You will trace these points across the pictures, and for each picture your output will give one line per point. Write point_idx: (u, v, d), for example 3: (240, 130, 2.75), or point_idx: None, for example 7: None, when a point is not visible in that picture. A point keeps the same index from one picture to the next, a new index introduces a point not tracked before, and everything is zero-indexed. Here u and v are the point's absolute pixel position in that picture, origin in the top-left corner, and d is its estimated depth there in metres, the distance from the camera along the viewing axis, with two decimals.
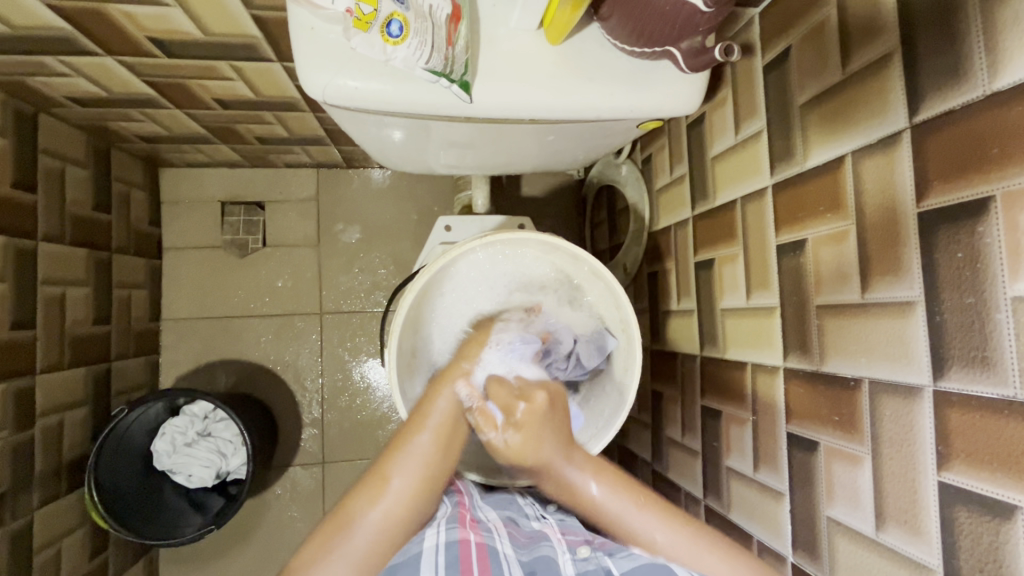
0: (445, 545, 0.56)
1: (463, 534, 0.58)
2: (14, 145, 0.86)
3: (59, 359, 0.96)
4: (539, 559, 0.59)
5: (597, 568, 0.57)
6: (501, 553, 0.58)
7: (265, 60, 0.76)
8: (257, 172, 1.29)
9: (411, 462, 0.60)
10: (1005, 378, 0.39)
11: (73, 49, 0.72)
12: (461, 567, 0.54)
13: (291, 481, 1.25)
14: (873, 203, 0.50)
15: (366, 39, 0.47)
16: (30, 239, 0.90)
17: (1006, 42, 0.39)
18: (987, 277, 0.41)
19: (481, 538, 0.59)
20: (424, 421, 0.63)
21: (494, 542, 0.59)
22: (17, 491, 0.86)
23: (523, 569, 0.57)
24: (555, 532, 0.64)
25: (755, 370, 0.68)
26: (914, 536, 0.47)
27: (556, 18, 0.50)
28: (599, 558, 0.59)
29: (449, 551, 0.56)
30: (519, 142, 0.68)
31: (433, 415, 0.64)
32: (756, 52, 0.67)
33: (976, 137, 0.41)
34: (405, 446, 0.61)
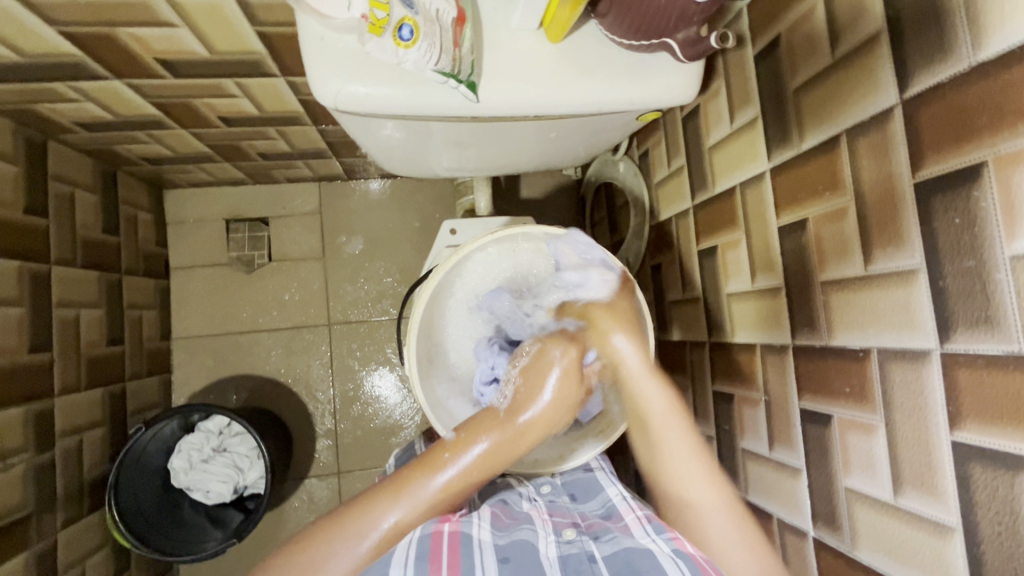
0: (418, 539, 0.55)
1: (436, 526, 0.57)
2: (24, 172, 0.88)
3: (76, 381, 0.97)
4: (517, 543, 0.59)
5: (580, 551, 0.59)
6: (475, 540, 0.57)
7: (269, 75, 0.78)
8: (260, 189, 1.31)
9: (425, 495, 0.58)
10: (1008, 334, 0.41)
11: (83, 74, 0.74)
12: (432, 562, 0.53)
13: (307, 492, 1.26)
14: (869, 178, 0.52)
15: (379, 44, 0.48)
16: (44, 263, 0.91)
17: (986, 15, 0.42)
18: (985, 239, 0.42)
19: (456, 527, 0.57)
20: (446, 461, 0.60)
21: (471, 529, 0.58)
22: (41, 512, 0.87)
23: (497, 555, 0.56)
24: (540, 515, 0.65)
25: (764, 350, 0.70)
26: (932, 497, 0.48)
27: (556, 17, 0.52)
28: (583, 542, 0.61)
29: (422, 544, 0.55)
30: (521, 140, 0.70)
31: (456, 462, 0.60)
32: (747, 43, 0.69)
33: (963, 106, 0.43)
34: (421, 481, 0.59)
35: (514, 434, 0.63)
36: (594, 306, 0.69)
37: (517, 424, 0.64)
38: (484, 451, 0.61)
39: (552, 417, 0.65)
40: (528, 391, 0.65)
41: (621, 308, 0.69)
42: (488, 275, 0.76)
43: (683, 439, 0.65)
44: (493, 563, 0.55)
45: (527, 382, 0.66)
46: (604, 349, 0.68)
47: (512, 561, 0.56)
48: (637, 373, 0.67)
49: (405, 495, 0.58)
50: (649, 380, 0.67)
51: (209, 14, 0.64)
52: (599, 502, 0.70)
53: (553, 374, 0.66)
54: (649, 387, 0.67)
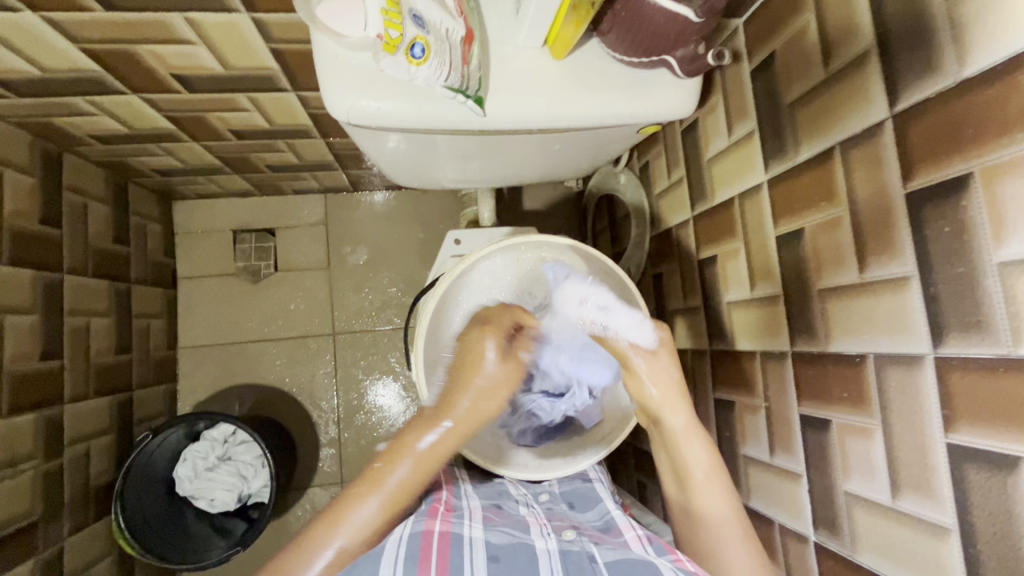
0: (408, 537, 0.57)
1: (428, 525, 0.59)
2: (40, 183, 0.90)
3: (85, 388, 0.99)
4: (509, 545, 0.59)
5: (580, 549, 0.59)
6: (465, 539, 0.59)
7: (281, 89, 0.81)
8: (267, 200, 1.33)
9: (364, 517, 0.59)
10: (998, 338, 0.42)
11: (101, 89, 0.77)
12: (422, 556, 0.55)
13: (310, 501, 1.26)
14: (863, 188, 0.54)
15: (393, 62, 0.50)
16: (57, 272, 0.93)
17: (969, 33, 0.44)
18: (973, 246, 0.44)
19: (447, 528, 0.60)
20: (382, 476, 0.61)
21: (461, 530, 0.60)
22: (49, 518, 0.88)
23: (488, 554, 0.57)
24: (536, 520, 0.67)
25: (764, 357, 0.71)
26: (929, 499, 0.49)
27: (560, 35, 0.54)
28: (583, 542, 0.61)
29: (412, 542, 0.57)
30: (525, 152, 0.72)
31: (390, 474, 0.61)
32: (743, 59, 0.72)
33: (950, 120, 0.45)
34: (358, 500, 0.60)
35: (447, 432, 0.64)
36: (635, 354, 0.69)
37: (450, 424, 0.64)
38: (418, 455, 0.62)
39: (484, 408, 0.65)
40: (462, 390, 0.65)
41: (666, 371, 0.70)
42: (494, 284, 0.78)
43: (725, 495, 0.66)
44: (481, 562, 0.56)
45: (457, 372, 0.66)
46: (646, 401, 0.70)
47: (502, 560, 0.57)
48: (682, 430, 0.68)
49: (344, 522, 0.58)
50: (692, 438, 0.68)
51: (225, 32, 0.66)
52: (598, 512, 0.71)
53: (485, 367, 0.66)
54: (692, 446, 0.68)
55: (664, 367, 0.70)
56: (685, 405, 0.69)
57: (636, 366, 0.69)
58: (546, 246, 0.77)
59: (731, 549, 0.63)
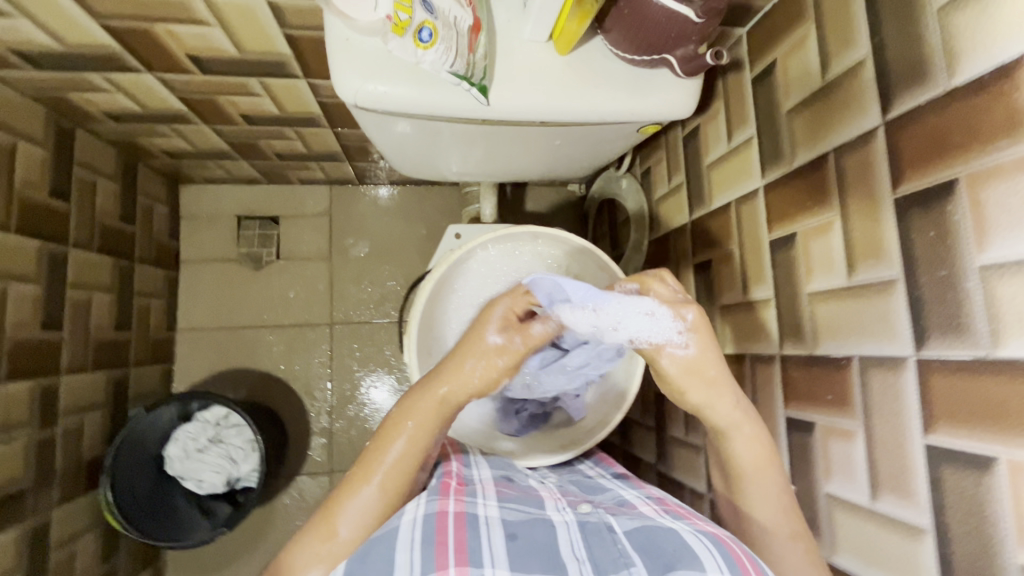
0: (423, 518, 0.52)
1: (441, 506, 0.54)
2: (52, 157, 0.92)
3: (82, 361, 1.00)
4: (526, 522, 0.54)
5: (598, 522, 0.55)
6: (480, 518, 0.53)
7: (292, 76, 0.83)
8: (273, 188, 1.35)
9: (358, 506, 0.57)
10: (976, 339, 0.43)
11: (117, 66, 0.79)
12: (439, 539, 0.50)
13: (298, 489, 1.26)
14: (854, 194, 0.55)
15: (401, 43, 0.52)
16: (63, 245, 0.95)
17: (960, 44, 0.45)
18: (956, 250, 0.45)
19: (461, 508, 0.55)
20: (377, 462, 0.59)
21: (476, 510, 0.55)
22: (38, 487, 0.88)
23: (505, 532, 0.52)
24: (550, 497, 0.62)
25: (754, 360, 0.72)
26: (906, 500, 0.50)
27: (565, 30, 0.56)
28: (600, 515, 0.57)
29: (426, 524, 0.51)
30: (527, 145, 0.74)
31: (384, 458, 0.59)
32: (745, 67, 0.73)
33: (938, 127, 0.46)
34: (353, 491, 0.57)
35: (437, 405, 0.62)
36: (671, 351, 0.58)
37: (438, 394, 0.62)
38: (412, 431, 0.60)
39: (480, 375, 0.62)
40: (457, 358, 0.63)
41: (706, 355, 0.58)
42: (489, 274, 0.79)
43: (778, 493, 0.59)
44: (499, 539, 0.51)
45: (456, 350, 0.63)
46: (688, 396, 0.60)
47: (520, 539, 0.52)
48: (735, 419, 0.60)
49: (341, 514, 0.56)
50: (742, 427, 0.60)
51: (242, 15, 0.68)
52: (610, 494, 0.65)
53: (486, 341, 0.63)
54: (739, 439, 0.60)
55: (699, 369, 0.59)
56: (729, 397, 0.59)
57: (664, 366, 0.59)
58: (541, 239, 0.78)
59: (778, 544, 0.57)
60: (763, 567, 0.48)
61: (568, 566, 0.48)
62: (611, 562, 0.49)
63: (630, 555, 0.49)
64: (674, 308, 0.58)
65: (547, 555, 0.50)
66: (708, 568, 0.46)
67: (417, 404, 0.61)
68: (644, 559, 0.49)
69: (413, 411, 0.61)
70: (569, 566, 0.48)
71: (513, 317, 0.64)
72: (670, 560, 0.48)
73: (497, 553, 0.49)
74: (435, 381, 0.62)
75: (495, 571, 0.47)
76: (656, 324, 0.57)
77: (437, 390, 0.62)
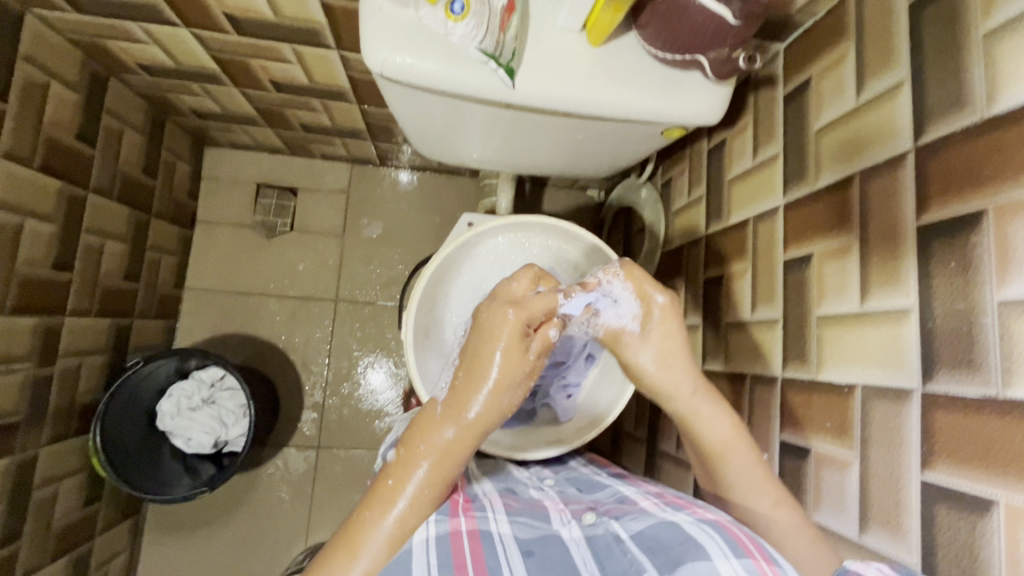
0: (436, 540, 0.50)
1: (453, 526, 0.52)
2: (83, 102, 0.93)
3: (88, 305, 1.01)
4: (539, 539, 0.54)
5: (605, 532, 0.54)
6: (494, 536, 0.52)
7: (325, 46, 0.83)
8: (296, 160, 1.36)
9: (380, 540, 0.50)
10: (988, 377, 0.42)
11: (156, 18, 0.80)
12: (456, 563, 0.48)
13: (284, 460, 1.27)
14: (876, 218, 0.54)
15: (431, 12, 0.53)
16: (82, 190, 0.96)
17: (1003, 73, 0.44)
18: (977, 284, 0.44)
19: (474, 525, 0.53)
20: (399, 490, 0.53)
21: (489, 526, 0.54)
22: (29, 424, 0.89)
23: (520, 549, 0.51)
24: (555, 505, 0.61)
25: (754, 381, 0.70)
26: (895, 536, 0.48)
27: (599, 20, 0.55)
28: (606, 523, 0.56)
29: (441, 546, 0.50)
30: (549, 137, 0.73)
31: (406, 487, 0.53)
32: (779, 83, 0.72)
33: (972, 156, 0.45)
34: (373, 521, 0.51)
35: (460, 430, 0.57)
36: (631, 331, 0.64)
37: (466, 421, 0.57)
38: (435, 459, 0.55)
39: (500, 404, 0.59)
40: (470, 381, 0.59)
41: (670, 336, 0.63)
42: (496, 262, 0.78)
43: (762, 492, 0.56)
44: (517, 557, 0.50)
45: (466, 371, 0.60)
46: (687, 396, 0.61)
47: (535, 555, 0.51)
48: (709, 410, 0.60)
49: (362, 548, 0.49)
50: (705, 405, 0.61)
51: None
52: (609, 493, 0.64)
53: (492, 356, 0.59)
54: (706, 420, 0.60)
55: (675, 352, 0.63)
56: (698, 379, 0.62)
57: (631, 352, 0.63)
58: (552, 233, 0.77)
59: None
60: (771, 552, 0.45)
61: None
62: (624, 573, 0.48)
63: (641, 561, 0.48)
64: (639, 292, 0.64)
65: (560, 568, 0.49)
66: (712, 554, 0.44)
67: (437, 430, 0.57)
68: (653, 559, 0.47)
69: (437, 437, 0.56)
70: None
71: (523, 327, 0.60)
72: (677, 555, 0.46)
73: (517, 569, 0.48)
74: (454, 405, 0.58)
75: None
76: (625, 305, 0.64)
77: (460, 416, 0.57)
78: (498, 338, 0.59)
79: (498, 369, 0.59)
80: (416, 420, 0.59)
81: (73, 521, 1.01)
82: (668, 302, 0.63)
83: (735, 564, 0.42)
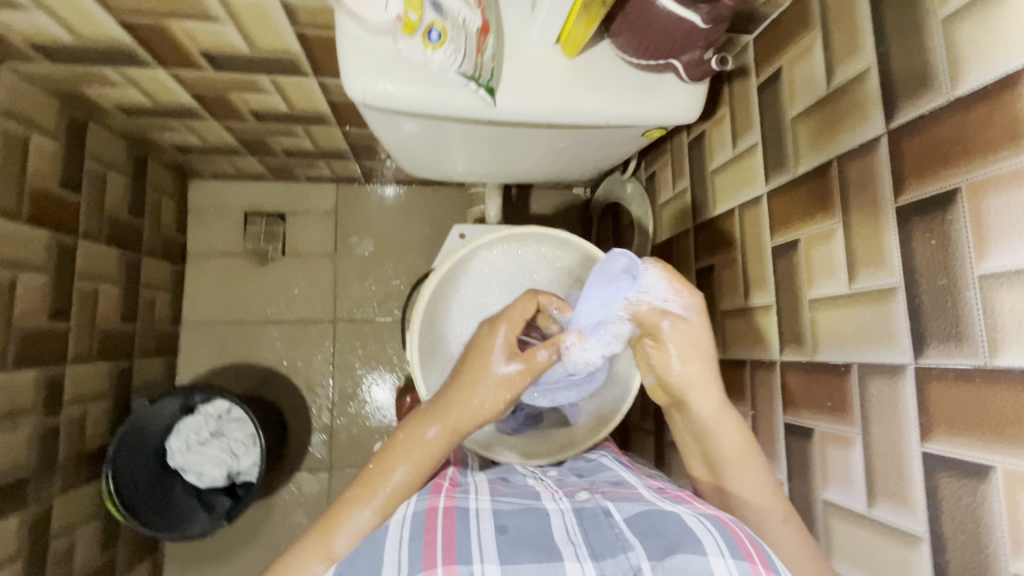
0: (413, 515, 0.52)
1: (431, 503, 0.54)
2: (64, 149, 0.93)
3: (88, 351, 1.01)
4: (516, 514, 0.54)
5: (595, 506, 0.56)
6: (470, 512, 0.53)
7: (302, 74, 0.84)
8: (281, 185, 1.36)
9: (355, 526, 0.56)
10: (975, 348, 0.44)
11: (131, 61, 0.80)
12: (427, 537, 0.50)
13: (297, 484, 1.27)
14: (856, 201, 0.56)
15: (410, 43, 0.53)
16: (71, 236, 0.96)
17: (965, 55, 0.46)
18: (957, 259, 0.45)
19: (452, 503, 0.55)
20: (379, 481, 0.58)
21: (467, 503, 0.55)
22: (41, 475, 0.90)
23: (495, 523, 0.52)
24: (548, 488, 0.62)
25: (754, 366, 0.72)
26: (903, 507, 0.50)
27: (572, 33, 0.56)
28: (598, 500, 0.57)
29: (416, 520, 0.52)
30: (532, 147, 0.74)
31: (387, 481, 0.58)
32: (751, 74, 0.74)
33: (942, 136, 0.47)
34: (352, 507, 0.57)
35: (444, 431, 0.61)
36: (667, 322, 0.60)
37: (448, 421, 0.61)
38: (416, 456, 0.60)
39: (491, 403, 0.63)
40: (463, 387, 0.63)
41: (693, 338, 0.61)
42: (493, 274, 0.79)
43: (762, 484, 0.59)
44: (489, 531, 0.51)
45: (462, 376, 0.64)
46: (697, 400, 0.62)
47: (510, 531, 0.52)
48: (719, 418, 0.62)
49: (339, 531, 0.55)
50: (724, 420, 0.62)
51: (254, 13, 0.69)
52: (608, 475, 0.66)
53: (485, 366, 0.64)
54: (725, 431, 0.62)
55: (697, 343, 0.61)
56: (716, 390, 0.62)
57: (663, 333, 0.61)
58: (544, 241, 0.79)
59: None
60: (771, 556, 0.46)
61: (563, 550, 0.49)
62: (607, 546, 0.50)
63: (627, 538, 0.50)
64: (677, 287, 0.61)
65: (539, 542, 0.50)
66: (708, 550, 0.45)
67: (422, 429, 0.61)
68: (644, 543, 0.49)
69: (418, 435, 0.61)
70: (564, 551, 0.49)
71: (511, 343, 0.65)
72: (671, 544, 0.47)
73: (487, 546, 0.49)
74: (442, 408, 0.62)
75: (485, 564, 0.47)
76: (659, 294, 0.61)
77: (453, 415, 0.62)
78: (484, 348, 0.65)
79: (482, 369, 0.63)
80: (411, 415, 0.64)
81: (93, 566, 1.01)
82: (693, 308, 0.62)
83: (730, 563, 0.44)
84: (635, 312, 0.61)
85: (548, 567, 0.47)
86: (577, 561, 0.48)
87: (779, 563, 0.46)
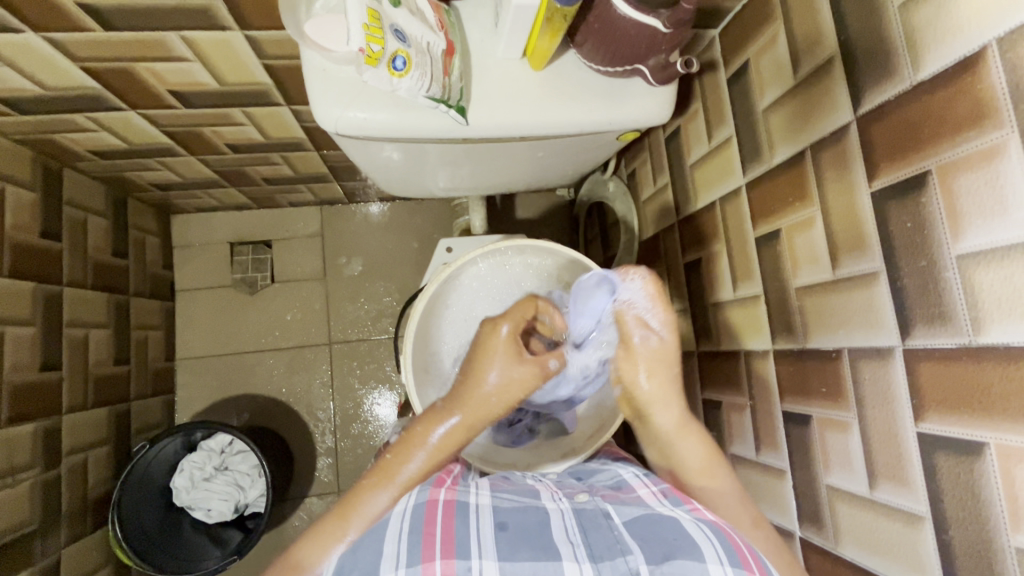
0: (413, 508, 0.53)
1: (432, 494, 0.54)
2: (41, 199, 0.93)
3: (83, 399, 1.00)
4: (517, 511, 0.54)
5: (595, 508, 0.56)
6: (471, 507, 0.53)
7: (274, 104, 0.84)
8: (264, 212, 1.35)
9: (373, 510, 0.57)
10: (959, 327, 0.44)
11: (101, 106, 0.80)
12: (427, 530, 0.50)
13: (307, 511, 1.26)
14: (833, 189, 0.56)
15: (375, 74, 0.52)
16: (56, 284, 0.95)
17: (923, 40, 0.46)
18: (934, 241, 0.46)
19: (452, 496, 0.55)
20: (395, 471, 0.60)
21: (467, 498, 0.55)
22: (45, 528, 0.89)
23: (495, 520, 0.52)
24: (550, 488, 0.62)
25: (748, 356, 0.72)
26: (904, 488, 0.50)
27: (538, 47, 0.57)
28: (597, 502, 0.57)
29: (416, 512, 0.52)
30: (510, 159, 0.74)
31: (405, 469, 0.60)
32: (720, 68, 0.74)
33: (909, 121, 0.47)
34: (371, 494, 0.58)
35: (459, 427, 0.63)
36: (639, 332, 0.65)
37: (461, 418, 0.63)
38: (431, 449, 0.62)
39: (498, 401, 0.64)
40: (471, 380, 0.64)
41: (665, 350, 0.65)
42: (482, 287, 0.80)
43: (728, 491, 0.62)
44: (489, 529, 0.50)
45: (471, 364, 0.65)
46: (653, 410, 0.66)
47: (510, 528, 0.51)
48: (673, 430, 0.65)
49: (356, 515, 0.56)
50: (686, 435, 0.65)
51: (220, 49, 0.69)
52: (609, 478, 0.66)
53: (490, 358, 0.64)
54: (687, 443, 0.65)
55: (665, 359, 0.66)
56: (678, 402, 0.66)
57: (635, 343, 0.65)
58: (528, 251, 0.79)
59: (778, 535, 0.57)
60: (766, 564, 0.49)
61: (561, 549, 0.48)
62: (606, 548, 0.49)
63: (626, 542, 0.49)
64: (659, 299, 0.65)
65: (538, 541, 0.49)
66: (707, 558, 0.46)
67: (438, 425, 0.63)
68: (642, 547, 0.49)
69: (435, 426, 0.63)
70: (561, 550, 0.48)
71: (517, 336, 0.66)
72: (671, 549, 0.48)
73: (487, 542, 0.49)
74: (455, 405, 0.64)
75: (483, 561, 0.47)
76: (641, 302, 0.65)
77: (468, 406, 0.63)
78: (493, 346, 0.65)
79: (496, 363, 0.64)
80: (427, 410, 0.66)
81: None
82: (670, 326, 0.65)
83: (729, 571, 0.45)
84: (622, 317, 0.66)
85: (546, 566, 0.47)
86: (575, 561, 0.47)
87: (771, 568, 0.49)
